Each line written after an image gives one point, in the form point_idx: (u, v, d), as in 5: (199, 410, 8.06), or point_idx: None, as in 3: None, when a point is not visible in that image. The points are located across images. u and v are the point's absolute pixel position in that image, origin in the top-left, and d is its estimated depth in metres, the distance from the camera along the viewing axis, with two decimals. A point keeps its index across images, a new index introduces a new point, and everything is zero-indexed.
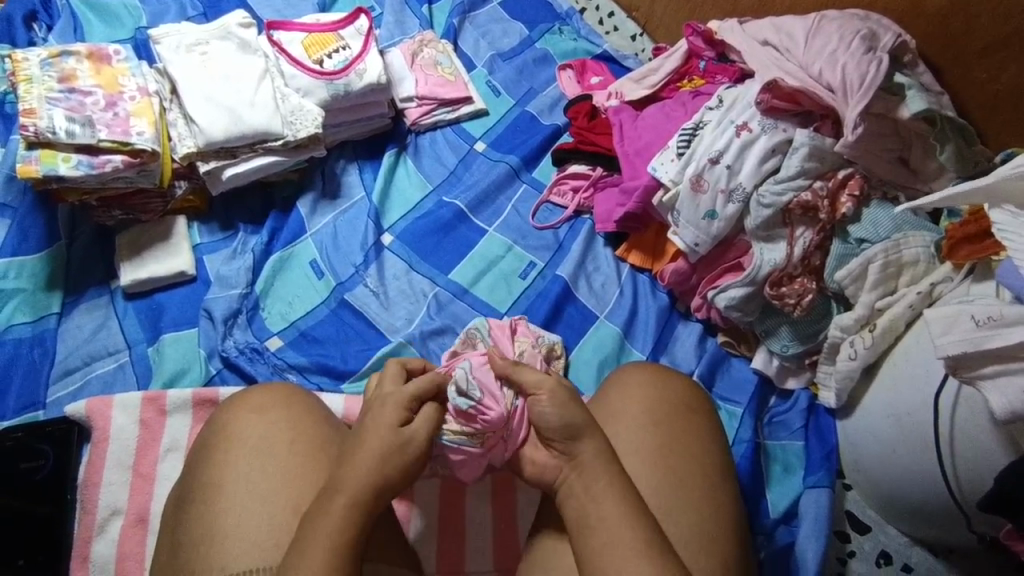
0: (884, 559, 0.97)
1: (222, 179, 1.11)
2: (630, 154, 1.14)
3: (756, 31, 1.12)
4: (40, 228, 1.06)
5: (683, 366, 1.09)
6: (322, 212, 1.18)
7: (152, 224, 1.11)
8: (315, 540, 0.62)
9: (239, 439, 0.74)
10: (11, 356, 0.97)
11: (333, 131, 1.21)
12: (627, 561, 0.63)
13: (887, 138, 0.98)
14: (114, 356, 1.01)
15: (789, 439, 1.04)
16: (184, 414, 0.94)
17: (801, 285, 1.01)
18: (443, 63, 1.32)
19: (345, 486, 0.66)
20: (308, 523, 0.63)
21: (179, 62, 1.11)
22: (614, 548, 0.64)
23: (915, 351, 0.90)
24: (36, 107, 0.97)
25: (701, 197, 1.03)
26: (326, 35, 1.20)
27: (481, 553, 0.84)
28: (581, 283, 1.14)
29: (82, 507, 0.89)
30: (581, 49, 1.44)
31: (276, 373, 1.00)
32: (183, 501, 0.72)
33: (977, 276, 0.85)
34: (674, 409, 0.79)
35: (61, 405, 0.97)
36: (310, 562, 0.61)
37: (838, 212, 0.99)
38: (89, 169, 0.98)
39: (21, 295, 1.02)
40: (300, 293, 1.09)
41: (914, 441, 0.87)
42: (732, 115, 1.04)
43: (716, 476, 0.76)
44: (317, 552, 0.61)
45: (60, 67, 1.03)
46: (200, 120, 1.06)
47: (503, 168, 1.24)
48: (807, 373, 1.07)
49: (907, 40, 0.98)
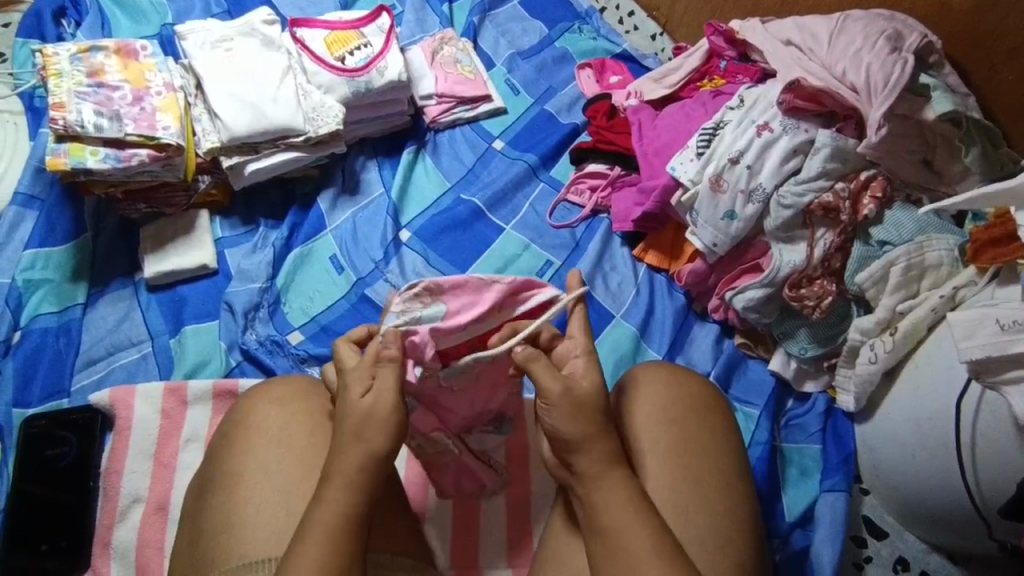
0: (901, 564, 0.96)
1: (244, 174, 1.12)
2: (649, 153, 1.15)
3: (778, 30, 1.11)
4: (67, 220, 1.08)
5: (700, 367, 1.09)
6: (342, 208, 1.19)
7: (176, 217, 1.13)
8: (324, 530, 0.62)
9: (261, 429, 0.75)
10: (37, 346, 0.99)
11: (354, 127, 1.22)
12: (629, 566, 0.62)
13: (911, 139, 0.96)
14: (137, 347, 1.03)
15: (806, 442, 1.04)
16: (204, 405, 0.95)
17: (821, 287, 1.01)
18: (463, 61, 1.33)
19: (349, 474, 0.65)
20: (306, 523, 0.63)
21: (205, 57, 1.12)
22: (616, 554, 0.63)
23: (937, 356, 0.88)
24: (66, 101, 1.00)
25: (721, 197, 1.03)
26: (348, 32, 1.21)
27: (495, 549, 0.84)
28: (597, 283, 1.14)
29: (104, 494, 0.90)
30: (601, 47, 1.43)
31: (296, 366, 1.02)
32: (206, 489, 0.74)
33: (1001, 279, 0.83)
34: (691, 409, 0.79)
35: (85, 393, 0.99)
36: (321, 554, 0.61)
37: (860, 213, 0.98)
38: (116, 162, 1.00)
39: (47, 286, 1.04)
40: (322, 288, 1.10)
41: (935, 446, 0.86)
42: (753, 114, 1.03)
43: (733, 476, 0.76)
44: (322, 542, 0.62)
45: (89, 62, 1.05)
46: (223, 115, 1.08)
47: (521, 165, 1.25)
48: (825, 376, 1.06)
49: (934, 40, 0.97)
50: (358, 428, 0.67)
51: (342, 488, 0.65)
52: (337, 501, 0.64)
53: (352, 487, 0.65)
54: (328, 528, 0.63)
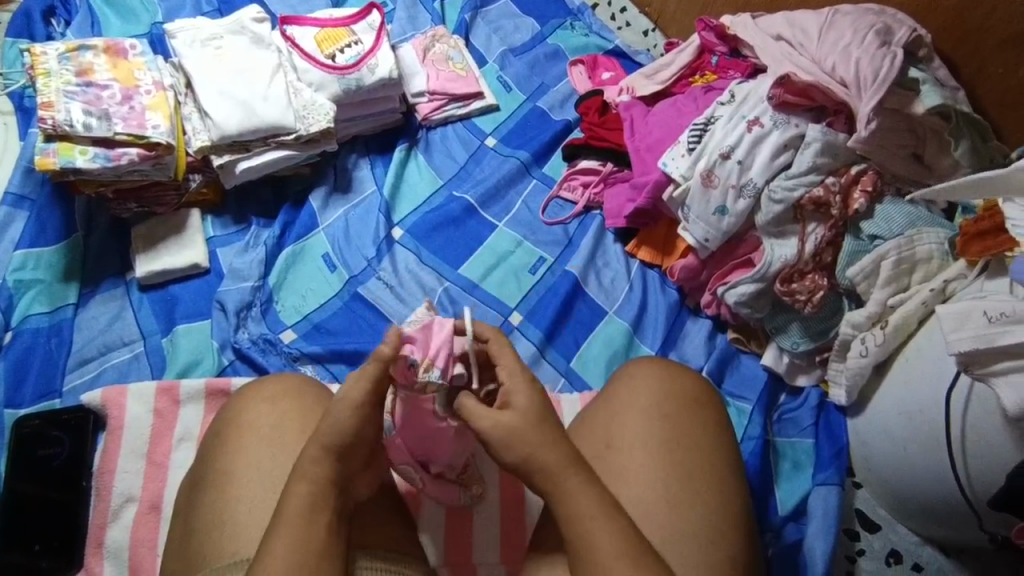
0: (894, 557, 0.96)
1: (235, 173, 1.12)
2: (640, 150, 1.15)
3: (769, 26, 1.11)
4: (57, 220, 1.08)
5: (693, 362, 1.09)
6: (334, 206, 1.18)
7: (167, 217, 1.12)
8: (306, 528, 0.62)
9: (253, 428, 0.75)
10: (29, 346, 0.99)
11: (345, 125, 1.22)
12: (616, 562, 0.61)
13: (901, 134, 0.96)
14: (129, 346, 1.03)
15: (799, 436, 1.04)
16: (197, 404, 0.95)
17: (812, 282, 1.01)
18: (454, 59, 1.33)
19: (324, 469, 0.65)
20: (292, 521, 0.63)
21: (194, 56, 1.12)
22: (603, 549, 0.63)
23: (927, 349, 0.89)
24: (54, 100, 0.99)
25: (711, 192, 1.03)
26: (339, 30, 1.20)
27: (488, 545, 0.84)
28: (591, 280, 1.14)
29: (97, 494, 0.90)
30: (593, 44, 1.43)
31: (288, 364, 1.02)
32: (197, 488, 0.74)
33: (991, 272, 0.84)
34: (683, 404, 0.79)
35: (77, 393, 0.99)
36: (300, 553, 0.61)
37: (850, 207, 0.99)
38: (105, 162, 1.00)
39: (38, 286, 1.04)
40: (314, 286, 1.10)
41: (926, 438, 0.86)
42: (744, 109, 1.03)
43: (724, 471, 0.76)
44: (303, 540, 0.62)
45: (78, 61, 1.04)
46: (213, 114, 1.07)
47: (514, 162, 1.25)
48: (817, 370, 1.07)
49: (923, 34, 0.97)
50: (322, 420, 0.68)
51: (303, 483, 0.65)
52: (300, 495, 0.64)
53: (313, 481, 0.65)
54: (294, 523, 0.63)
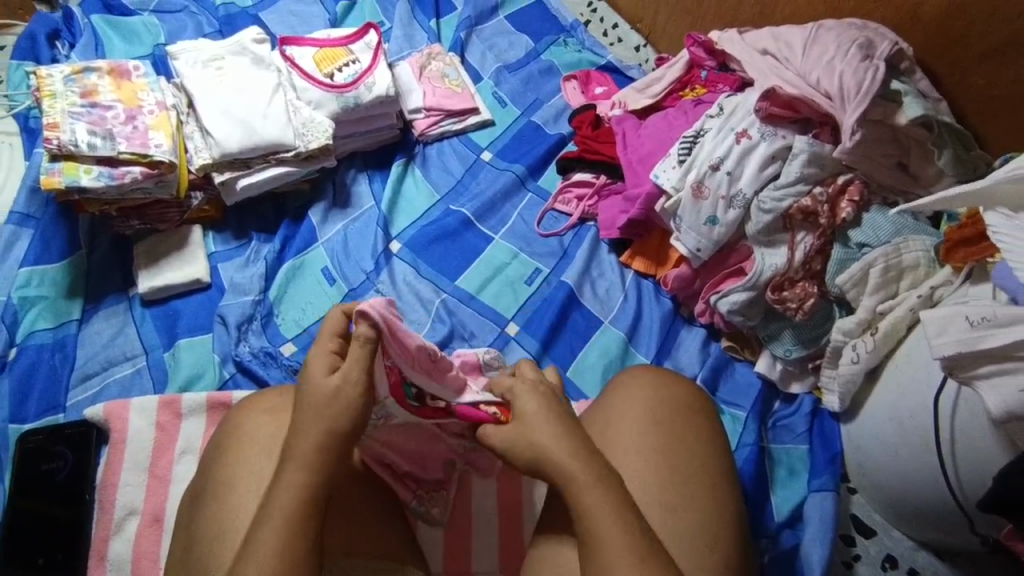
0: (890, 562, 0.97)
1: (236, 190, 1.14)
2: (633, 162, 1.17)
3: (756, 40, 1.14)
4: (62, 237, 1.10)
5: (687, 370, 1.10)
6: (333, 220, 1.21)
7: (169, 233, 1.14)
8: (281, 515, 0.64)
9: (251, 438, 0.77)
10: (33, 362, 1.00)
11: (344, 141, 1.25)
12: (612, 568, 0.62)
13: (886, 144, 0.99)
14: (131, 361, 1.05)
15: (793, 443, 1.06)
16: (198, 417, 0.97)
17: (803, 290, 1.03)
18: (450, 75, 1.36)
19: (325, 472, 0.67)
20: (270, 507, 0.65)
21: (196, 76, 1.14)
22: (599, 555, 0.63)
23: (916, 355, 0.90)
24: (60, 121, 1.02)
25: (702, 203, 1.05)
26: (337, 49, 1.23)
27: (487, 553, 0.85)
28: (586, 290, 1.16)
29: (100, 506, 0.91)
30: (586, 59, 1.46)
31: (288, 376, 1.03)
32: (198, 502, 0.75)
33: (975, 278, 0.85)
34: (676, 410, 0.81)
35: (80, 408, 1.00)
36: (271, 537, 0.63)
37: (838, 216, 1.00)
38: (109, 180, 1.02)
39: (43, 302, 1.06)
40: (314, 300, 1.12)
41: (916, 443, 0.88)
42: (732, 122, 1.06)
43: (716, 475, 0.77)
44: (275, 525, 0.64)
45: (82, 83, 1.07)
46: (215, 132, 1.10)
47: (509, 176, 1.27)
48: (810, 377, 1.08)
49: (905, 47, 1.00)
50: (315, 407, 0.69)
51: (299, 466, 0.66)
52: (295, 485, 0.65)
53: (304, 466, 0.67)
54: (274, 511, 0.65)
